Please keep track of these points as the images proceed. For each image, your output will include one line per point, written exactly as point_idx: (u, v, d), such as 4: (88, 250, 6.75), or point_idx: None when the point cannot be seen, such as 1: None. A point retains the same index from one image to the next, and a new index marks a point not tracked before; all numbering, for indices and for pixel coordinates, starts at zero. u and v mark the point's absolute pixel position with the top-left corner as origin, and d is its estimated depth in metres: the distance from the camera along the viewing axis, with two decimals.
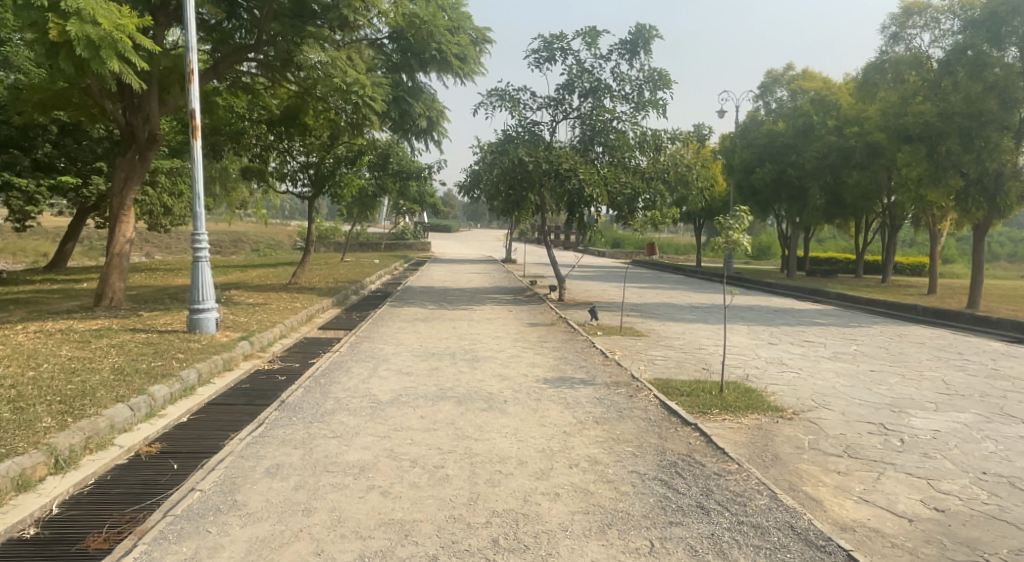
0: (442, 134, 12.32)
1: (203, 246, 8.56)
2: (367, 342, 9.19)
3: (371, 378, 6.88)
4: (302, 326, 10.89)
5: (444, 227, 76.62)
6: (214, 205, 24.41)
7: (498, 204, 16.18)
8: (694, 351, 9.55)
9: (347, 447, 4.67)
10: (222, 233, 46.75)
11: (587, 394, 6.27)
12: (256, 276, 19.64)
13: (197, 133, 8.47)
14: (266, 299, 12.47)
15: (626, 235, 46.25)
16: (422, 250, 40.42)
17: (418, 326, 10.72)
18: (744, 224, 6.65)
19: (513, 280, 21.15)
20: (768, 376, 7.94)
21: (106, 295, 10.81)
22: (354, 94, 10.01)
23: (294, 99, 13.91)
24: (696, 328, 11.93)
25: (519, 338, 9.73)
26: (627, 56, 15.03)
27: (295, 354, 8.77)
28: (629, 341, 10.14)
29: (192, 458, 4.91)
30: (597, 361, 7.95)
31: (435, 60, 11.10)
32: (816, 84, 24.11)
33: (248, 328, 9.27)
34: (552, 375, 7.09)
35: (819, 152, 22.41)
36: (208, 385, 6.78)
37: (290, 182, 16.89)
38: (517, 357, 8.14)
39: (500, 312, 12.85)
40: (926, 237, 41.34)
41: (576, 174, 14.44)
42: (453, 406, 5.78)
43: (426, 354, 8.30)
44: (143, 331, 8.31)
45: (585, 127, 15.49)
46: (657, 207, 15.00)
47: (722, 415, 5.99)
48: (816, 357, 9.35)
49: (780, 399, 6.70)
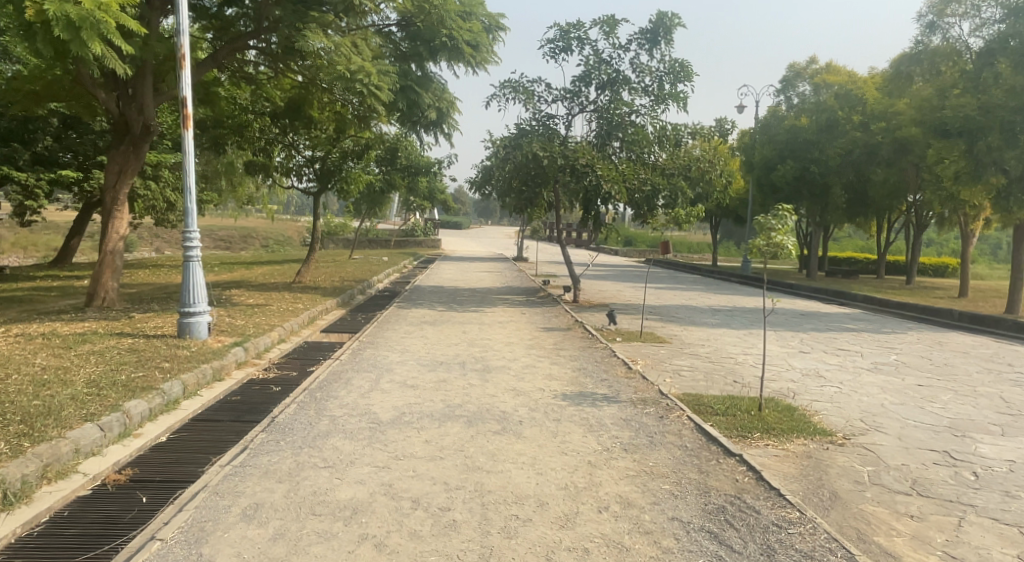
0: (453, 127, 11.58)
1: (196, 244, 7.98)
2: (370, 348, 8.58)
3: (372, 392, 6.26)
4: (303, 329, 10.30)
5: (454, 224, 76.12)
6: (220, 200, 23.91)
7: (510, 201, 15.55)
8: (723, 361, 8.84)
9: (340, 481, 4.05)
10: (233, 228, 46.57)
11: (612, 413, 5.62)
12: (262, 274, 19.14)
13: (190, 123, 7.83)
14: (266, 300, 11.90)
15: (639, 234, 45.46)
16: (433, 247, 39.93)
17: (425, 331, 10.09)
18: (787, 224, 6.00)
19: (525, 280, 20.49)
20: (806, 392, 7.25)
21: (98, 295, 10.24)
22: (358, 82, 9.30)
23: (298, 90, 13.28)
24: (721, 334, 11.23)
25: (533, 344, 9.08)
26: (647, 46, 14.30)
27: (292, 362, 8.16)
28: (650, 349, 9.46)
29: (164, 489, 4.29)
30: (619, 373, 7.30)
31: (445, 46, 10.38)
32: (841, 78, 23.23)
33: (243, 333, 8.67)
34: (570, 390, 6.44)
35: (844, 148, 21.54)
36: (193, 399, 6.19)
37: (296, 177, 16.34)
38: (531, 367, 7.49)
39: (512, 315, 12.20)
40: (950, 239, 40.18)
41: (593, 170, 13.83)
42: (461, 428, 5.14)
43: (434, 363, 7.68)
44: (130, 336, 7.75)
45: (602, 121, 14.77)
46: (678, 205, 14.22)
47: (764, 441, 5.34)
48: (855, 369, 8.63)
49: (826, 421, 6.02)
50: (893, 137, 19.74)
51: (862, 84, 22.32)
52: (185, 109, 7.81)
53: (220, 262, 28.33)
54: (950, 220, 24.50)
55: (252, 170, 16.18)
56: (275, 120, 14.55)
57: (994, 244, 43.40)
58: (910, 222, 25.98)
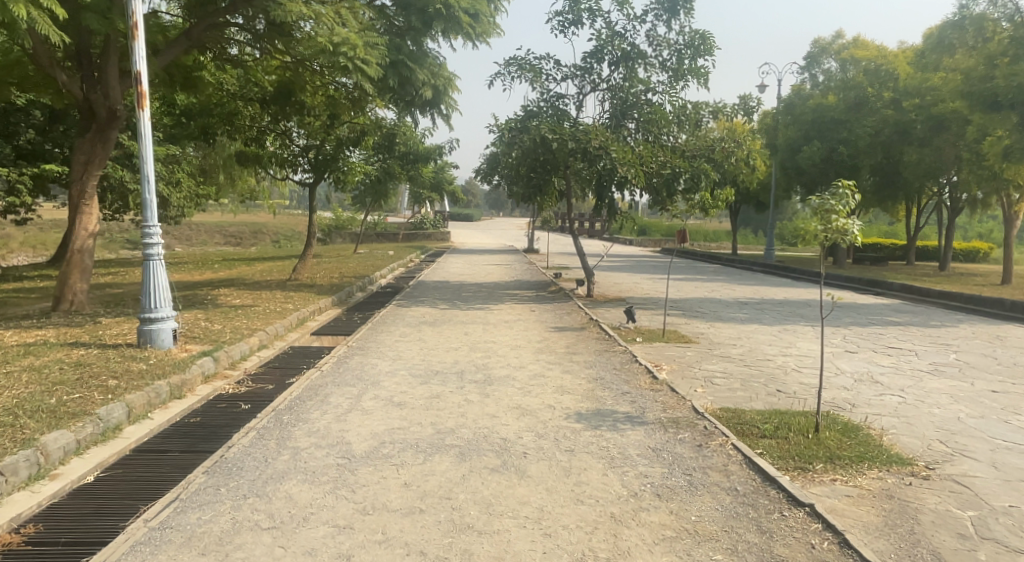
0: (452, 107, 10.41)
1: (156, 240, 6.98)
2: (359, 355, 7.60)
3: (351, 413, 5.27)
4: (290, 332, 9.34)
5: (466, 217, 75.12)
6: (220, 195, 23.09)
7: (518, 190, 14.48)
8: (758, 364, 7.75)
9: (282, 552, 3.04)
10: (243, 224, 45.99)
11: (638, 442, 4.58)
12: (259, 270, 18.22)
13: (146, 102, 6.83)
14: (254, 300, 10.95)
15: (653, 222, 44.26)
16: (442, 240, 39.00)
17: (424, 334, 9.08)
18: (852, 206, 4.91)
19: (536, 273, 19.42)
20: (865, 403, 6.16)
21: (65, 298, 9.37)
22: (342, 56, 8.17)
23: (287, 75, 12.24)
24: (752, 332, 10.11)
25: (542, 348, 8.03)
26: (665, 16, 13.13)
27: (271, 374, 7.21)
28: (675, 352, 8.40)
29: (63, 555, 3.32)
30: (643, 384, 6.25)
31: (440, 15, 9.26)
32: (870, 52, 21.83)
33: (217, 339, 7.72)
34: (586, 409, 5.40)
35: (874, 127, 20.15)
36: (139, 425, 5.22)
37: (291, 169, 15.38)
38: (540, 378, 6.46)
39: (521, 313, 11.16)
40: (982, 226, 38.33)
41: (607, 153, 12.69)
42: (452, 465, 4.13)
43: (428, 374, 6.67)
44: (83, 347, 6.83)
45: (615, 101, 13.68)
46: (700, 189, 12.92)
47: (831, 475, 4.28)
48: (914, 371, 7.51)
49: (898, 445, 4.94)
50: (928, 113, 18.34)
51: (893, 58, 20.92)
52: (140, 86, 6.78)
53: (222, 258, 27.51)
54: (987, 202, 23.04)
55: (244, 161, 15.23)
56: (264, 107, 13.56)
57: None
58: (942, 205, 24.56)
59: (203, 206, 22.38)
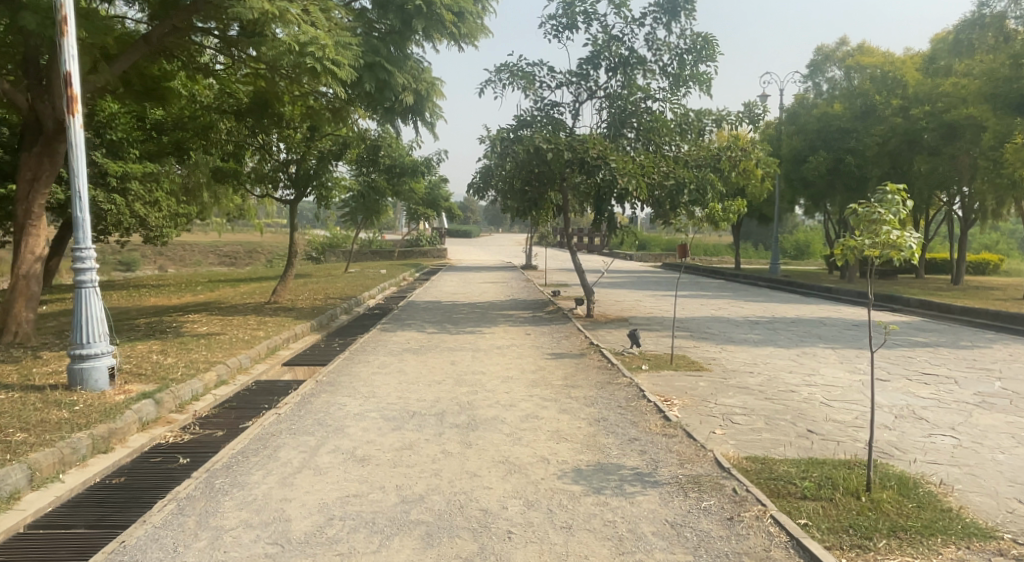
0: (436, 114, 9.57)
1: (90, 265, 6.10)
2: (327, 392, 6.70)
3: (302, 473, 4.36)
4: (257, 363, 8.44)
5: (463, 233, 74.68)
6: (205, 214, 22.27)
7: (511, 204, 13.64)
8: (782, 397, 6.81)
9: None
10: (238, 244, 45.15)
11: (652, 513, 3.65)
12: (243, 292, 17.37)
13: (77, 107, 5.97)
14: (223, 327, 10.05)
15: (653, 237, 43.55)
16: (439, 258, 38.21)
17: (405, 364, 8.14)
18: (896, 209, 4.02)
19: (534, 291, 18.54)
20: (915, 448, 5.22)
21: (9, 328, 8.45)
22: (309, 56, 7.33)
23: (263, 85, 11.45)
24: (768, 356, 9.20)
25: (537, 381, 7.09)
26: (664, 19, 12.38)
27: (223, 419, 6.29)
28: (685, 381, 7.50)
29: None
30: (652, 426, 5.29)
31: (421, 12, 8.42)
32: (875, 59, 21.13)
33: (165, 377, 6.83)
34: (586, 464, 4.46)
35: (882, 135, 19.36)
36: (43, 491, 4.30)
37: (271, 185, 14.53)
38: (532, 420, 5.53)
39: (515, 337, 10.25)
40: (990, 238, 37.51)
41: (606, 163, 11.81)
42: (413, 555, 3.18)
43: (402, 416, 5.73)
44: (5, 389, 5.92)
45: (613, 110, 12.90)
46: (707, 201, 12.02)
47: (900, 556, 3.34)
48: (962, 404, 6.57)
49: (971, 509, 3.99)
50: (940, 121, 17.55)
51: (900, 64, 20.21)
52: (70, 90, 5.91)
53: (210, 279, 26.61)
54: (999, 212, 22.20)
55: (221, 177, 14.37)
56: (239, 120, 12.74)
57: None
58: (951, 216, 23.71)
59: (188, 225, 21.56)
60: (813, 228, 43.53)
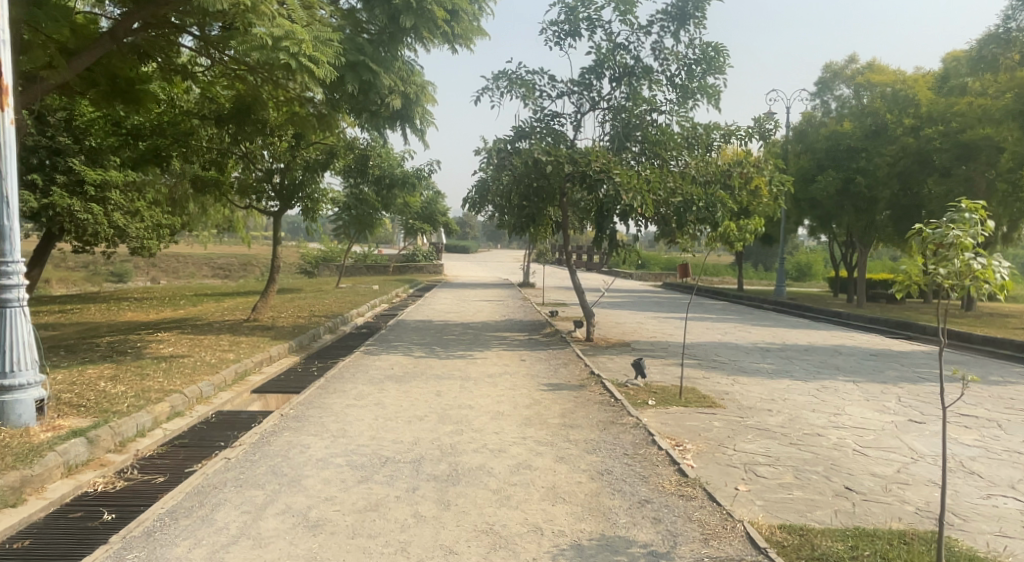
0: (426, 121, 8.87)
1: (18, 280, 5.34)
2: (292, 430, 5.86)
3: (237, 546, 3.51)
4: (222, 391, 7.61)
5: (461, 249, 74.14)
6: (193, 226, 21.53)
7: (508, 220, 12.93)
8: (809, 443, 5.99)
9: None
10: (233, 256, 44.42)
11: None
12: (225, 308, 16.57)
13: (9, 100, 5.27)
14: (190, 349, 9.21)
15: (653, 256, 42.88)
16: (435, 273, 37.47)
17: (385, 396, 7.28)
18: (970, 227, 3.26)
19: (530, 311, 17.75)
20: (978, 513, 4.40)
21: None
22: (283, 52, 6.62)
23: (244, 90, 10.72)
24: (786, 390, 8.39)
25: (531, 419, 6.28)
26: (672, 27, 11.75)
27: (169, 460, 5.46)
28: (698, 421, 6.68)
29: None
30: (666, 484, 4.46)
31: (409, 8, 7.69)
32: (886, 77, 20.59)
33: (108, 410, 6.01)
34: (588, 537, 3.62)
35: (893, 155, 18.72)
36: None
37: (255, 196, 13.81)
38: (524, 472, 4.70)
39: (508, 364, 9.43)
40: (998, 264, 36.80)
41: (609, 177, 11.03)
42: None
43: (373, 464, 4.90)
44: None
45: (616, 122, 12.25)
46: (717, 219, 11.26)
47: None
48: (1016, 455, 5.75)
49: None
50: (954, 141, 16.96)
51: (911, 83, 19.78)
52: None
53: (195, 292, 25.71)
54: (1011, 237, 21.49)
55: (202, 188, 13.67)
56: (221, 126, 12.03)
57: None
58: None
59: (174, 236, 20.80)
60: (816, 250, 42.86)
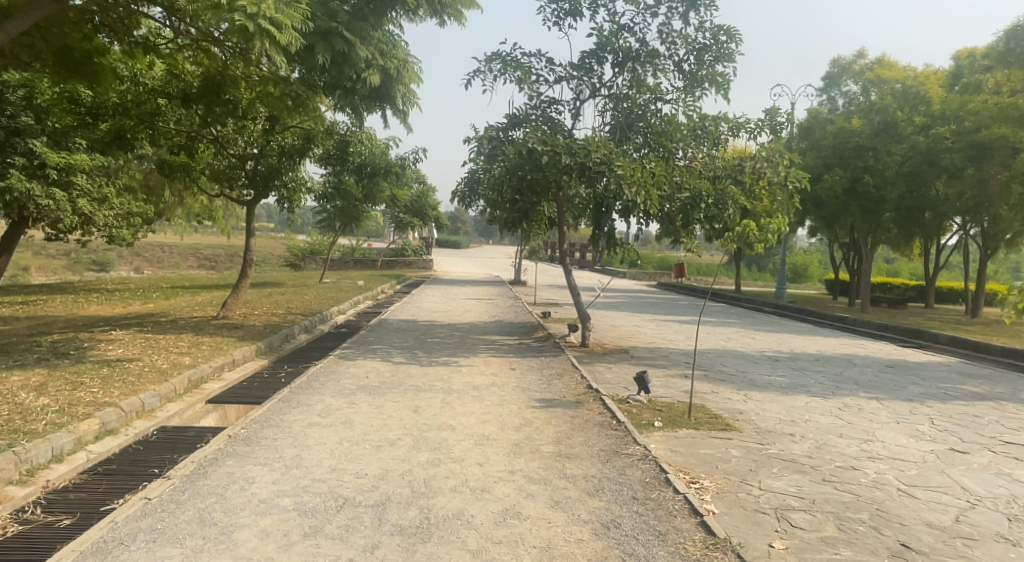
0: (408, 101, 7.94)
1: None
2: (238, 457, 4.93)
3: None
4: (170, 402, 6.66)
5: (451, 244, 73.36)
6: (167, 215, 20.47)
7: (500, 214, 12.04)
8: (845, 479, 5.14)
9: None
10: (218, 247, 43.19)
11: None
12: (198, 302, 15.60)
13: None
14: (142, 351, 8.25)
15: (648, 255, 42.11)
16: (424, 269, 36.58)
17: (354, 412, 6.36)
18: None
19: (522, 312, 16.89)
20: None
21: None
22: (238, 12, 5.67)
23: (210, 66, 9.69)
24: (805, 408, 7.54)
25: (521, 445, 5.39)
26: (680, 8, 10.85)
27: (86, 494, 4.50)
28: (713, 447, 5.82)
29: None
30: (689, 545, 3.58)
31: None
32: (896, 73, 19.82)
33: (19, 430, 5.04)
34: None
35: (902, 155, 17.96)
36: None
37: (228, 183, 12.89)
38: (512, 524, 3.80)
39: (496, 374, 8.55)
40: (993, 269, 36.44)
41: (611, 169, 10.02)
42: None
43: (327, 509, 3.98)
44: None
45: (618, 111, 11.37)
46: (725, 218, 10.42)
47: None
48: None
49: None
50: (968, 140, 16.22)
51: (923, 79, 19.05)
52: None
53: (172, 284, 24.54)
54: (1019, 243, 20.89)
55: (170, 172, 12.67)
56: (188, 107, 11.07)
57: (1014, 266, 41.53)
58: (965, 243, 22.32)
59: (148, 225, 19.73)
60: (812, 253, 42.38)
